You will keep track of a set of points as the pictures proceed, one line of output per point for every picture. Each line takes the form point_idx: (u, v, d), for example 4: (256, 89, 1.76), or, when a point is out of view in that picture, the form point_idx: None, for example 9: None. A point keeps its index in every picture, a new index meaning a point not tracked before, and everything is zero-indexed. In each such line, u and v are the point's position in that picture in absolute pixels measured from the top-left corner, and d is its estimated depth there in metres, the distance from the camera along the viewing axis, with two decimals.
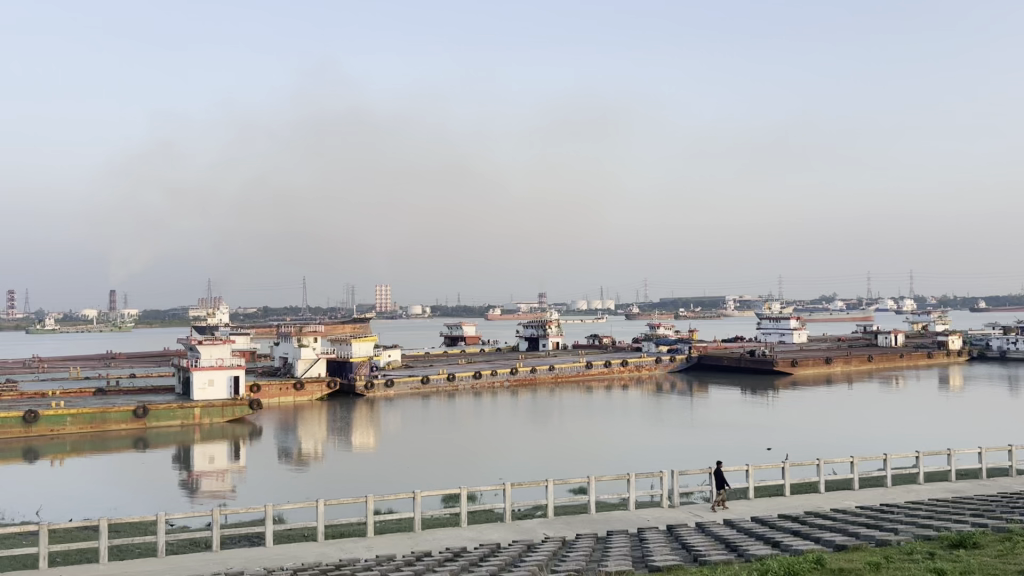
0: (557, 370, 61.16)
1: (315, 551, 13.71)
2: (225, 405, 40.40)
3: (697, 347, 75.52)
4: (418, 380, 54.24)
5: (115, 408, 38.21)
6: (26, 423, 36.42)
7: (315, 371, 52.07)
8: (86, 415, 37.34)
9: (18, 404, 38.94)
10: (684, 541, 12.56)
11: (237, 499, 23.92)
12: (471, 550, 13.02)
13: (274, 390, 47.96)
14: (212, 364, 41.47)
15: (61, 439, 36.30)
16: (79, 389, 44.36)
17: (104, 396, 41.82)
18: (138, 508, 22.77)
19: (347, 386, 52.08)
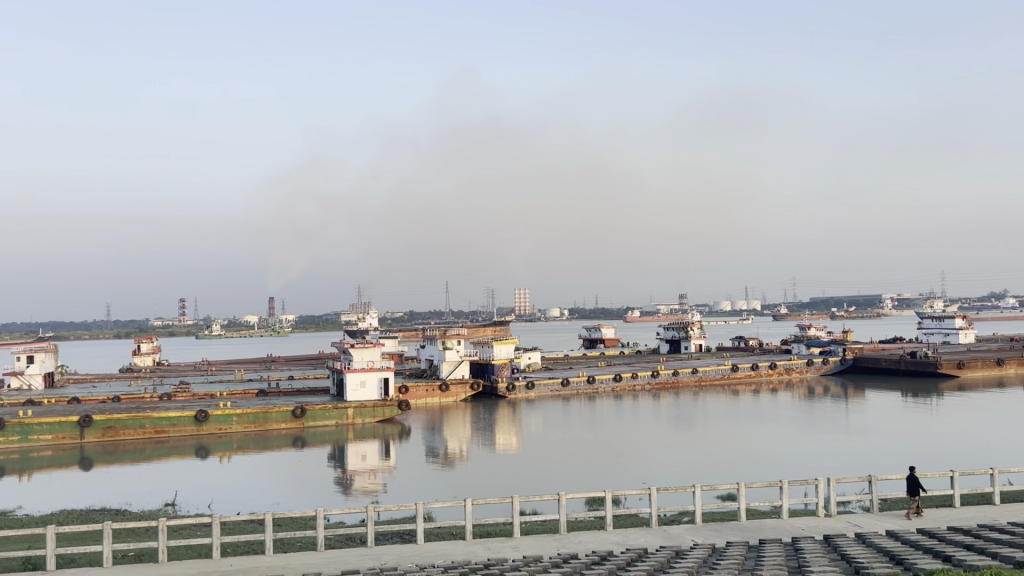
0: (701, 373, 59.87)
1: (463, 550, 14.00)
2: (376, 405, 42.01)
3: (852, 348, 71.87)
4: (560, 382, 54.49)
5: (276, 408, 40.54)
6: (198, 422, 39.24)
7: (459, 373, 53.31)
8: (250, 414, 39.81)
9: (191, 404, 42.04)
10: (844, 552, 11.94)
11: (387, 496, 24.79)
12: (619, 554, 12.90)
13: (421, 392, 49.53)
14: (363, 366, 43.29)
15: (228, 437, 38.89)
16: (243, 390, 47.34)
17: (266, 397, 44.47)
18: (298, 503, 24.05)
19: (490, 388, 53.05)
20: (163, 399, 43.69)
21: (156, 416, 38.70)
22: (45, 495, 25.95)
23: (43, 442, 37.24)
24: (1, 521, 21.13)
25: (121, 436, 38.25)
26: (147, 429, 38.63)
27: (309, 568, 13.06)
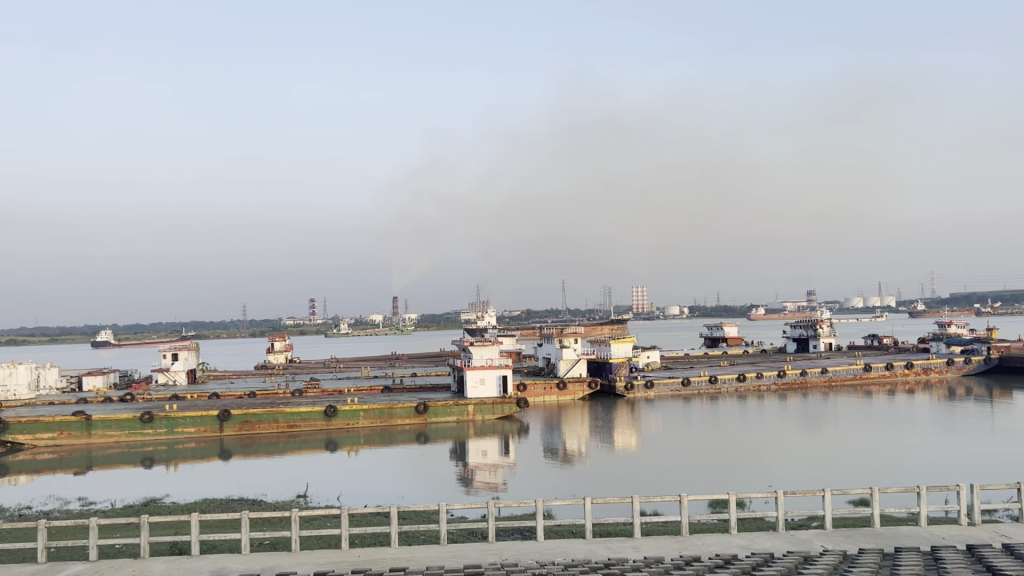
0: (831, 373, 57.51)
1: (583, 548, 13.98)
2: (495, 403, 42.48)
3: (998, 346, 67.33)
4: (680, 382, 53.61)
5: (400, 404, 41.67)
6: (327, 417, 40.81)
7: (577, 371, 53.25)
8: (375, 410, 41.11)
9: (321, 399, 43.82)
10: (990, 564, 11.18)
11: (508, 493, 25.04)
12: (743, 558, 12.56)
13: (539, 390, 49.93)
14: (482, 364, 43.92)
15: (356, 431, 40.28)
16: (369, 386, 48.96)
17: (390, 394, 45.80)
18: (421, 497, 24.62)
19: (608, 386, 52.81)
20: (294, 395, 45.73)
21: (289, 411, 40.54)
22: (189, 484, 27.64)
23: (186, 434, 39.72)
24: (151, 507, 22.66)
25: (257, 429, 40.29)
26: (281, 424, 40.51)
27: (432, 561, 13.36)
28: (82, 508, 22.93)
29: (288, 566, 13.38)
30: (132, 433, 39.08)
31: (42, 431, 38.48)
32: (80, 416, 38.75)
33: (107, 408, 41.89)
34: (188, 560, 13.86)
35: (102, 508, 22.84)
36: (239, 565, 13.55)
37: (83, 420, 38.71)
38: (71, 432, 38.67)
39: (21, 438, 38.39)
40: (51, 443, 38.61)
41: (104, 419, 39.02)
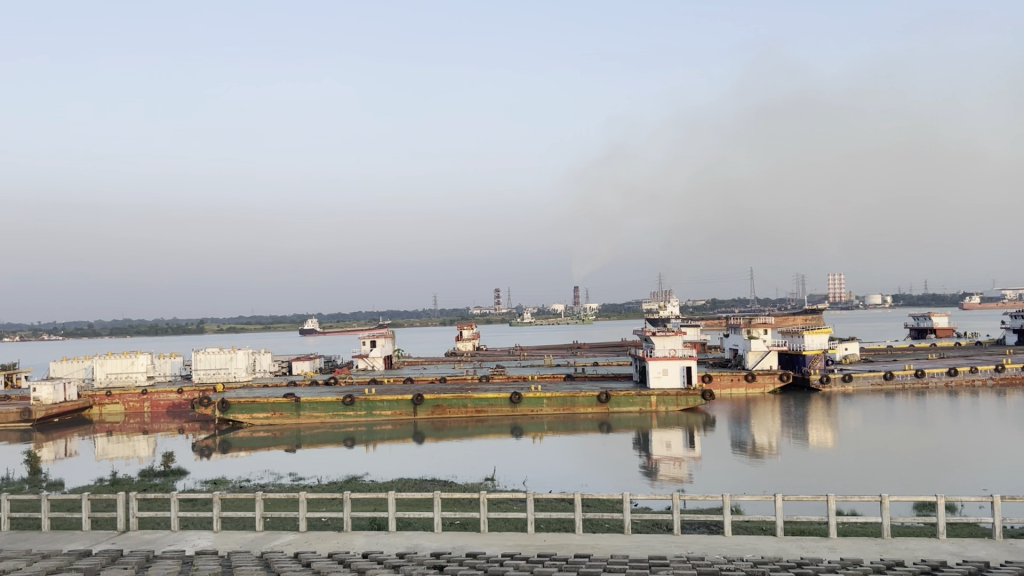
0: None
1: (773, 546, 13.49)
2: (679, 394, 41.71)
3: None
4: (881, 375, 50.29)
5: (583, 392, 41.97)
6: (512, 403, 41.86)
7: (767, 363, 51.21)
8: (558, 398, 41.67)
9: (507, 386, 45.03)
10: None
11: (693, 486, 24.61)
12: (953, 565, 11.63)
13: (726, 381, 48.61)
14: (665, 355, 43.26)
15: (540, 418, 41.03)
16: (552, 374, 49.72)
17: (574, 382, 46.24)
18: (605, 486, 24.71)
19: (801, 379, 50.49)
20: (482, 381, 47.26)
21: (476, 396, 41.95)
22: (386, 464, 29.34)
23: (383, 417, 42.13)
24: (351, 484, 24.30)
25: (448, 413, 42.00)
26: (469, 408, 42.01)
27: (617, 550, 13.38)
28: (293, 482, 24.99)
29: (477, 546, 13.88)
30: (335, 414, 42.00)
31: (258, 411, 42.25)
32: (290, 398, 42.18)
33: (314, 390, 45.27)
34: (385, 535, 14.72)
35: (310, 483, 24.80)
36: (433, 542, 14.21)
37: (293, 402, 42.11)
38: (283, 412, 42.21)
39: (240, 417, 42.35)
40: (266, 421, 42.34)
41: (311, 401, 42.22)
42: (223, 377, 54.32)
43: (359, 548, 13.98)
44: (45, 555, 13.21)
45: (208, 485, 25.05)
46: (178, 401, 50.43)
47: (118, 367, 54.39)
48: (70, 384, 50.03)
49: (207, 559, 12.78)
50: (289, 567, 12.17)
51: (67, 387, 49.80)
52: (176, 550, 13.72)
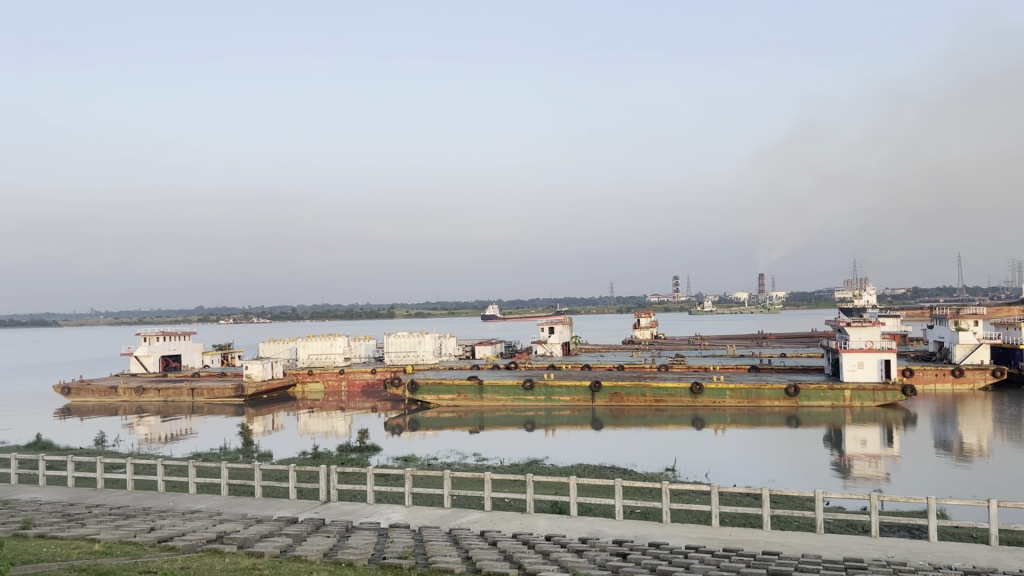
0: None
1: (988, 557, 12.40)
2: (876, 389, 39.19)
3: None
4: None
5: (769, 385, 40.36)
6: (693, 394, 41.00)
7: (979, 357, 46.85)
8: (742, 390, 40.37)
9: (688, 375, 44.21)
10: None
11: (892, 486, 23.10)
12: None
13: (930, 376, 45.26)
14: (861, 346, 40.69)
15: (723, 410, 39.96)
16: (736, 365, 48.25)
17: (759, 374, 44.68)
18: (793, 482, 23.69)
19: (1018, 376, 46.06)
20: (661, 370, 46.72)
21: (656, 385, 41.50)
22: (566, 449, 29.69)
23: (562, 402, 42.62)
24: (533, 467, 24.80)
25: (627, 402, 41.84)
26: (648, 397, 41.63)
27: (809, 550, 12.79)
28: (477, 463, 25.85)
29: (660, 536, 13.74)
30: (516, 398, 43.02)
31: (444, 393, 44.16)
32: (473, 380, 43.72)
33: (496, 374, 46.56)
34: (567, 519, 14.87)
35: (493, 464, 25.53)
36: (614, 529, 14.22)
37: (476, 384, 43.57)
38: (467, 394, 43.77)
39: (428, 398, 44.44)
40: (451, 403, 44.12)
41: (493, 384, 43.47)
42: (413, 359, 57.09)
43: (542, 530, 14.22)
44: (258, 519, 14.43)
45: (399, 462, 26.39)
46: (371, 381, 53.41)
47: (318, 348, 58.64)
48: (276, 363, 54.40)
49: (399, 532, 13.47)
50: (475, 545, 12.58)
51: (274, 365, 54.18)
52: (371, 521, 14.56)
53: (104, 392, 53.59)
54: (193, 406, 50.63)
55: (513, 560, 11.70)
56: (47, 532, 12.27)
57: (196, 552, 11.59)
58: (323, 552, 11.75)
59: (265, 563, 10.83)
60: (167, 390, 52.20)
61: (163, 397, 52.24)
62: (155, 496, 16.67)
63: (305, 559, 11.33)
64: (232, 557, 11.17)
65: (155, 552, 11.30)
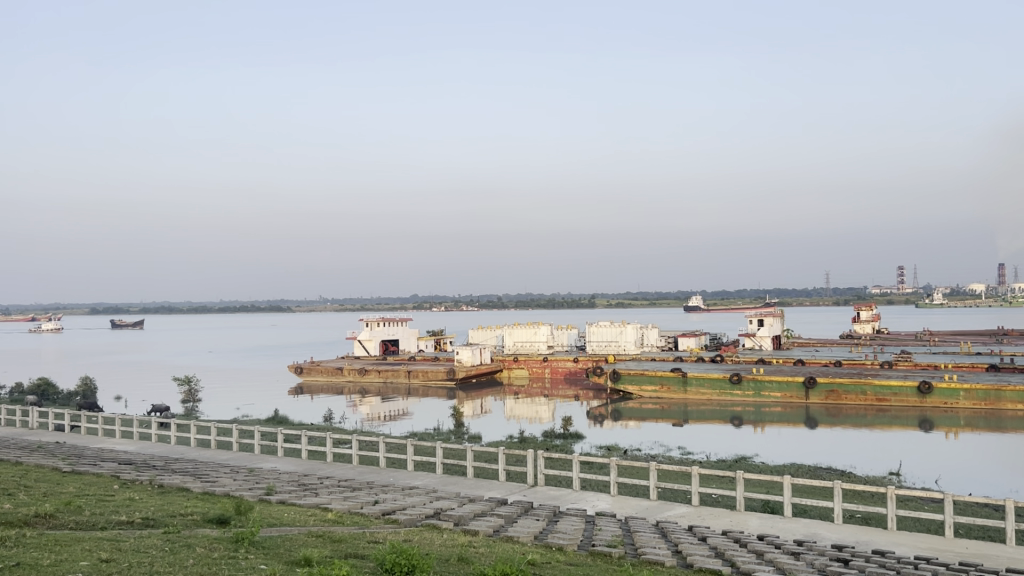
0: None
1: None
2: None
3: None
4: None
5: (1011, 386, 36.46)
6: (921, 394, 37.88)
7: None
8: (979, 391, 36.78)
9: (914, 374, 40.95)
10: None
11: None
12: None
13: None
14: None
15: (956, 412, 36.59)
16: (971, 363, 44.04)
17: (998, 374, 40.53)
18: None
19: None
20: (884, 367, 43.60)
21: (878, 384, 38.81)
22: (777, 447, 28.54)
23: (773, 398, 40.94)
24: (743, 464, 24.07)
25: (845, 400, 39.50)
26: (869, 396, 39.03)
27: None
28: (682, 456, 25.43)
29: (884, 544, 12.83)
30: (722, 392, 41.92)
31: (647, 384, 44.01)
32: (677, 372, 43.14)
33: (702, 366, 45.62)
34: (781, 520, 14.25)
35: (700, 458, 25.03)
36: (833, 533, 13.46)
37: (680, 376, 42.95)
38: (671, 387, 43.26)
39: (630, 388, 44.53)
40: (655, 394, 43.89)
41: (698, 377, 42.59)
42: (615, 348, 57.14)
43: (753, 529, 13.74)
44: (471, 498, 15.01)
45: (603, 451, 26.49)
46: (574, 370, 53.85)
47: (524, 336, 60.27)
48: (484, 349, 56.47)
49: (607, 521, 13.50)
50: (685, 539, 12.37)
51: (483, 352, 56.27)
52: (578, 508, 14.70)
53: (331, 372, 58.05)
54: (409, 388, 53.65)
55: (725, 558, 11.37)
56: (286, 498, 13.47)
57: (416, 526, 12.27)
58: (534, 534, 12.03)
59: (480, 542, 11.26)
60: (385, 371, 55.74)
61: (382, 378, 55.77)
62: (377, 471, 17.83)
63: (517, 540, 11.66)
64: (449, 534, 11.71)
65: (380, 523, 12.08)
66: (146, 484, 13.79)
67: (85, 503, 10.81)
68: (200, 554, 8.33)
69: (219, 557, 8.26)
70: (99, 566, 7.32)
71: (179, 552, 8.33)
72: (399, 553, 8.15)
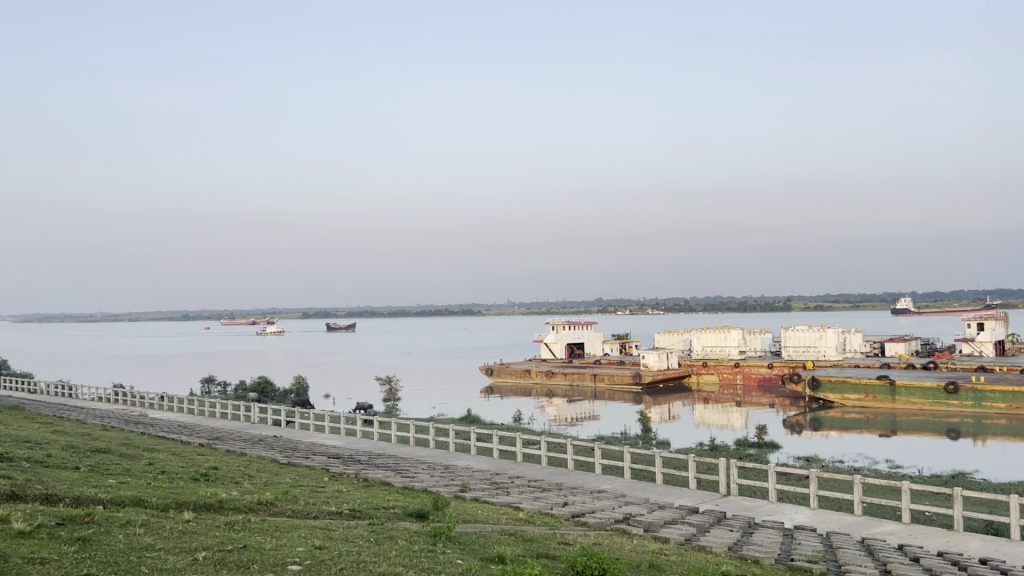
0: None
1: None
2: None
3: None
4: None
5: None
6: None
7: None
8: None
9: None
10: None
11: None
12: None
13: None
14: None
15: None
16: None
17: None
18: None
19: None
20: None
21: None
22: (1001, 463, 25.91)
23: (996, 410, 37.23)
24: (961, 480, 22.05)
25: None
26: None
27: None
28: (890, 470, 23.72)
29: None
30: (936, 402, 38.67)
31: (850, 392, 41.82)
32: (884, 380, 40.35)
33: (911, 374, 42.44)
34: (1008, 544, 12.91)
35: (911, 473, 23.19)
36: None
37: (888, 385, 40.12)
38: (877, 395, 40.63)
39: (832, 397, 42.66)
40: (859, 404, 41.50)
41: (908, 386, 39.52)
42: (813, 354, 54.38)
43: (974, 551, 12.55)
44: (661, 505, 14.79)
45: (802, 462, 25.25)
46: (768, 376, 51.32)
47: (713, 340, 58.75)
48: (672, 353, 55.63)
49: (807, 535, 12.83)
50: (895, 559, 11.51)
51: (671, 356, 55.46)
52: (774, 520, 14.08)
53: (520, 375, 59.36)
54: (596, 391, 53.79)
55: None
56: (479, 496, 13.89)
57: (605, 530, 12.25)
58: (728, 545, 11.66)
59: (671, 550, 11.05)
60: (572, 374, 56.26)
61: (569, 381, 56.33)
62: (565, 473, 17.99)
63: (710, 550, 11.35)
64: (640, 540, 11.59)
65: (570, 526, 12.16)
66: (352, 477, 14.74)
67: (299, 493, 11.69)
68: (402, 546, 8.75)
69: (419, 550, 8.64)
70: (313, 552, 7.88)
71: (383, 543, 8.81)
72: (590, 556, 8.16)
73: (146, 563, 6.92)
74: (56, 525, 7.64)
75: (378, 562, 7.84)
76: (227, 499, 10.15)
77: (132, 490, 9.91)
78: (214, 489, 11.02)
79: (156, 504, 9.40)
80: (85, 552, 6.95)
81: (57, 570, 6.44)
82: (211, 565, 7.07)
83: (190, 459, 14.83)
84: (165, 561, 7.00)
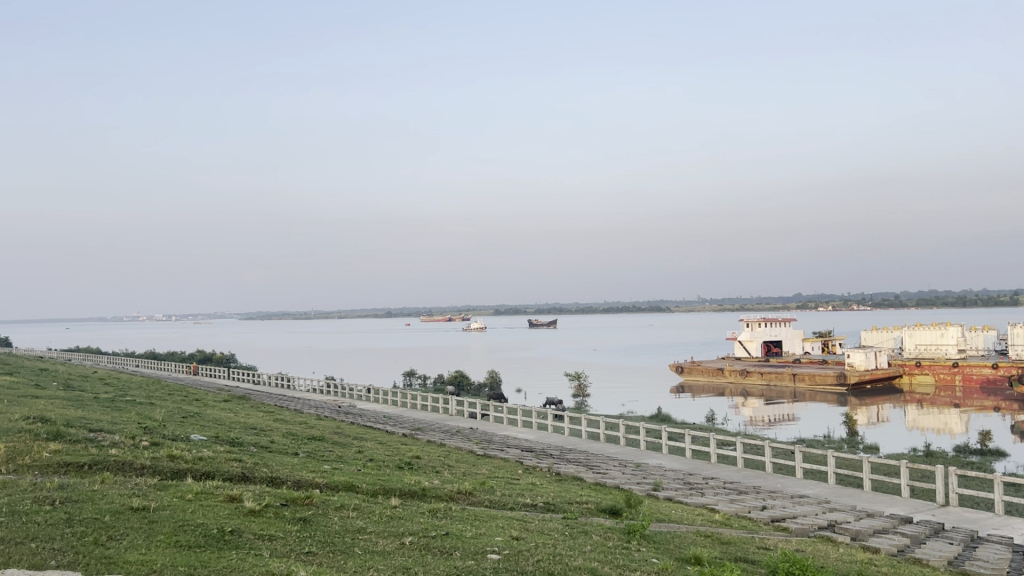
0: None
1: None
2: None
3: None
4: None
5: None
6: None
7: None
8: None
9: None
10: None
11: None
12: None
13: None
14: None
15: None
16: None
17: None
18: None
19: None
20: None
21: None
22: None
23: None
24: None
25: None
26: None
27: None
28: None
29: None
30: None
31: None
32: None
33: None
34: None
35: None
36: None
37: None
38: None
39: None
40: None
41: None
42: None
43: None
44: (870, 513, 13.87)
45: None
46: (992, 377, 46.70)
47: (927, 338, 54.42)
48: (881, 352, 52.15)
49: None
50: None
51: (879, 355, 52.04)
52: (1001, 535, 12.80)
53: (713, 373, 57.91)
54: (795, 392, 51.37)
55: None
56: (673, 496, 13.67)
57: (808, 536, 11.68)
58: (947, 559, 10.77)
59: (882, 560, 10.35)
60: (769, 373, 54.19)
61: (766, 380, 54.26)
62: (763, 476, 17.31)
63: (927, 563, 10.53)
64: (846, 548, 10.96)
65: (769, 530, 11.71)
66: (545, 470, 15.02)
67: (496, 484, 12.06)
68: (597, 541, 8.80)
69: (613, 546, 8.64)
70: (511, 542, 8.10)
71: (578, 537, 8.89)
72: (792, 561, 7.82)
73: (359, 544, 7.40)
74: (280, 505, 8.34)
75: (574, 556, 7.91)
76: (430, 487, 10.65)
77: (345, 476, 10.65)
78: (417, 477, 11.58)
79: (367, 489, 10.03)
80: (307, 531, 7.54)
81: (283, 547, 7.03)
82: (417, 549, 7.43)
83: (394, 448, 15.68)
84: (376, 543, 7.45)
